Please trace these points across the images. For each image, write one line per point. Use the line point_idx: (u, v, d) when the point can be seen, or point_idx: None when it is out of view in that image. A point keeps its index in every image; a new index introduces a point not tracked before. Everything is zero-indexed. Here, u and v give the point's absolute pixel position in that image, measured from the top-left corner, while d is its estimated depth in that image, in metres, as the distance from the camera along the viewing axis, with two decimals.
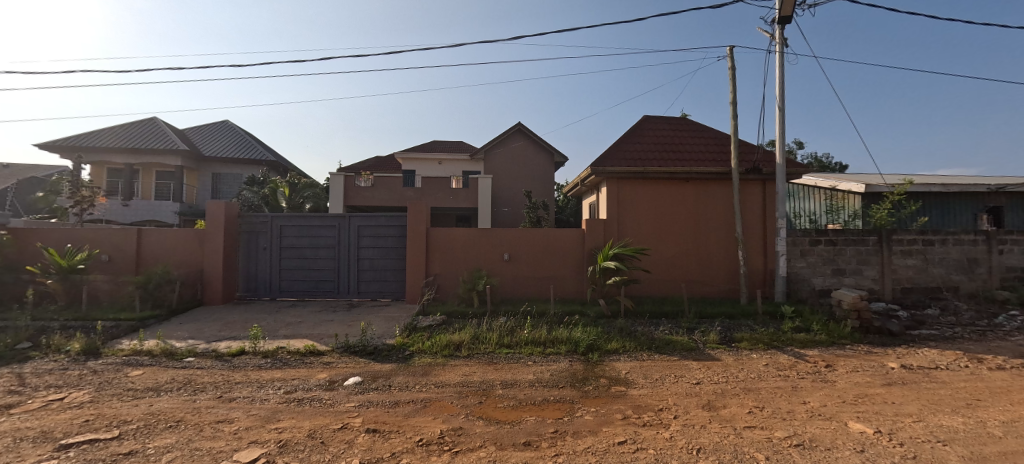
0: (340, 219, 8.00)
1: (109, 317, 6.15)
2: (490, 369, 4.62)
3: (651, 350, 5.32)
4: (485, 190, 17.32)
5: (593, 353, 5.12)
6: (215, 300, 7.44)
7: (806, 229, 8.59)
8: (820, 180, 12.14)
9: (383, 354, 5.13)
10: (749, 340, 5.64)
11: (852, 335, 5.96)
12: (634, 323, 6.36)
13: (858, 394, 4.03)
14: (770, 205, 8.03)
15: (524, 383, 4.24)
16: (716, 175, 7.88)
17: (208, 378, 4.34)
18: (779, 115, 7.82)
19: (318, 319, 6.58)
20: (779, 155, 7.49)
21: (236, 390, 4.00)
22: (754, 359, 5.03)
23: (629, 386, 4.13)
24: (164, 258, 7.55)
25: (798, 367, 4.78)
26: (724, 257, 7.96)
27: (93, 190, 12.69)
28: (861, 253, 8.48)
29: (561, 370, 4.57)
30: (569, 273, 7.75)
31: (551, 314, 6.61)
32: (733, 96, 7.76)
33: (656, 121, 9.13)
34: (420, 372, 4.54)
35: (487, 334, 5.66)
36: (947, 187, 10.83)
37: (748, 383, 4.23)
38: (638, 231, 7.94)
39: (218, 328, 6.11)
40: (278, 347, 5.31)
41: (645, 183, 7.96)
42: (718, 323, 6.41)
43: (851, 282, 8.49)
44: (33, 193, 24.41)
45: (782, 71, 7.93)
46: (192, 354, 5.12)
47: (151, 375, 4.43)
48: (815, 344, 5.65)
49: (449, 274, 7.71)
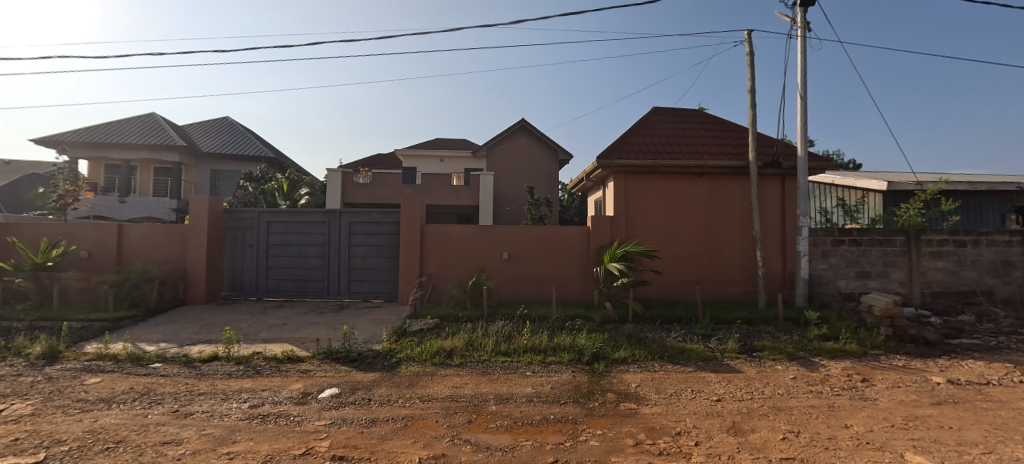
0: (332, 215, 7.57)
1: (79, 318, 5.76)
2: (484, 380, 4.14)
3: (663, 359, 4.81)
4: (487, 188, 16.85)
5: (599, 362, 4.62)
6: (198, 301, 7.01)
7: (827, 228, 8.02)
8: (838, 178, 11.52)
9: (368, 362, 4.67)
10: (772, 349, 5.11)
11: (885, 345, 5.39)
12: (644, 329, 5.85)
13: (907, 416, 3.51)
14: (791, 202, 7.46)
15: (521, 398, 3.75)
16: (732, 170, 7.33)
17: (169, 388, 3.91)
18: (801, 105, 7.26)
19: (303, 322, 6.15)
20: (801, 148, 6.94)
21: (196, 404, 3.55)
22: (781, 372, 4.49)
23: (640, 403, 3.63)
24: (145, 256, 7.16)
25: (831, 382, 4.24)
26: (741, 257, 7.41)
27: (77, 185, 12.49)
28: (887, 255, 7.88)
29: (563, 383, 4.06)
30: (572, 273, 7.26)
31: (552, 318, 6.12)
32: (752, 83, 7.20)
33: (666, 113, 8.59)
34: (405, 383, 4.08)
35: (483, 340, 5.18)
36: (975, 184, 10.13)
37: (777, 402, 3.71)
38: (648, 229, 7.42)
39: (194, 331, 5.70)
40: (253, 352, 4.87)
41: (655, 177, 7.44)
42: (736, 329, 5.88)
43: (877, 285, 7.89)
44: (35, 189, 24.46)
45: (804, 57, 7.38)
46: (161, 359, 4.70)
47: (109, 383, 4.00)
48: (846, 354, 5.08)
49: (445, 274, 7.25)
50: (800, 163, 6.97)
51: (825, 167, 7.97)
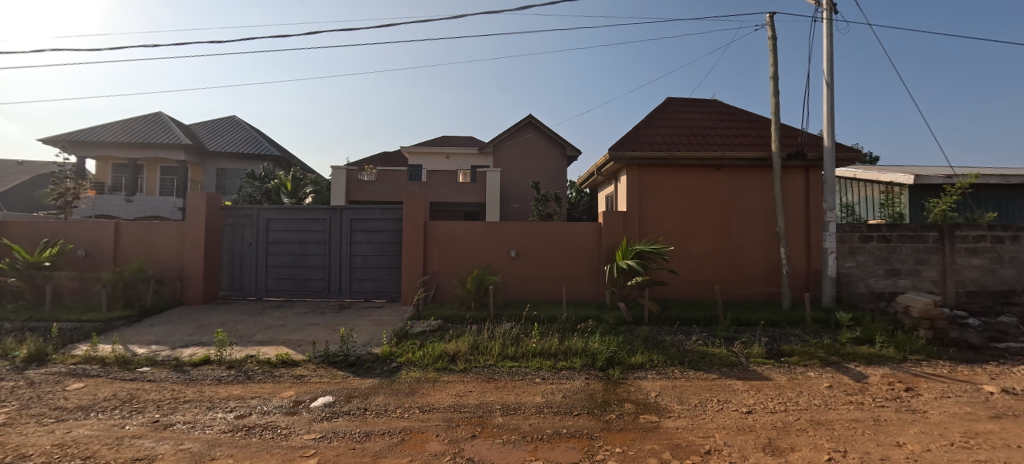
0: (332, 211, 7.33)
1: (71, 318, 5.57)
2: (490, 388, 3.82)
3: (683, 364, 4.44)
4: (494, 185, 16.52)
5: (614, 368, 4.26)
6: (195, 300, 6.82)
7: (854, 223, 7.55)
8: (860, 172, 10.98)
9: (366, 367, 4.38)
10: (802, 354, 4.71)
11: (927, 349, 4.94)
12: (660, 331, 5.49)
13: (966, 433, 3.10)
14: (816, 196, 7.01)
15: (531, 408, 3.42)
16: (752, 162, 6.90)
17: (154, 395, 3.66)
18: (827, 92, 6.80)
19: (302, 323, 5.90)
20: (828, 138, 6.49)
21: (179, 413, 3.30)
22: (814, 379, 4.10)
23: (662, 415, 3.27)
24: (142, 255, 6.98)
25: (872, 391, 3.84)
26: (762, 254, 6.98)
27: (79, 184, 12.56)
28: (919, 252, 7.39)
29: (577, 391, 3.72)
30: (583, 272, 6.91)
31: (562, 320, 5.78)
32: (774, 69, 6.76)
33: (680, 103, 8.17)
34: (405, 391, 3.78)
35: (489, 343, 4.86)
36: (1008, 179, 9.47)
37: (815, 414, 3.33)
38: (662, 225, 7.03)
39: (188, 332, 5.47)
40: (247, 356, 4.61)
41: (670, 170, 7.05)
42: (761, 332, 5.49)
43: (908, 285, 7.41)
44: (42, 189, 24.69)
45: (830, 41, 6.91)
46: (150, 363, 4.47)
47: (91, 390, 3.76)
48: (883, 359, 4.66)
49: (449, 273, 6.96)
50: (826, 155, 6.52)
51: (853, 158, 7.49)
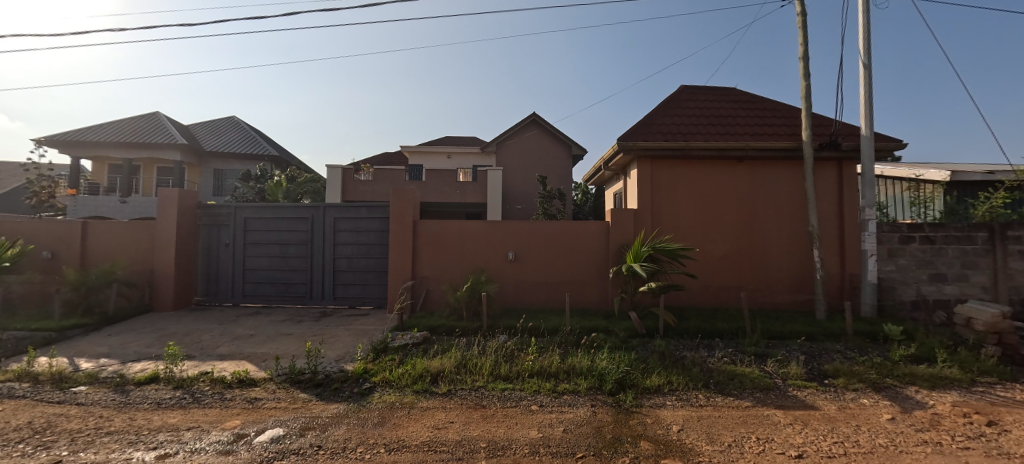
0: (315, 209, 6.74)
1: (20, 328, 5.02)
2: (477, 419, 3.15)
3: (708, 387, 3.74)
4: (495, 184, 15.94)
5: (625, 393, 3.59)
6: (165, 307, 6.27)
7: (892, 223, 6.76)
8: (889, 168, 10.10)
9: (334, 388, 3.75)
10: (849, 375, 3.99)
11: (1000, 369, 4.16)
12: (679, 346, 4.78)
13: None
14: (851, 192, 6.26)
15: (523, 447, 2.74)
16: (778, 153, 6.16)
17: (74, 424, 3.08)
18: (865, 73, 6.05)
19: (274, 333, 5.32)
20: (867, 126, 5.75)
21: (90, 451, 2.69)
22: (871, 408, 3.38)
23: (687, 460, 2.57)
24: (110, 257, 6.46)
25: (947, 427, 3.11)
26: (789, 258, 6.25)
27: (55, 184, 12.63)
28: (967, 254, 6.58)
29: (581, 425, 3.04)
30: (589, 276, 6.24)
31: (566, 332, 5.10)
32: (804, 49, 6.04)
33: (694, 91, 7.46)
34: (373, 421, 3.13)
35: (479, 360, 4.22)
36: None
37: (885, 460, 2.61)
38: (677, 223, 6.33)
39: (146, 344, 4.89)
40: (201, 373, 4.02)
41: (686, 163, 6.36)
42: (797, 347, 4.75)
43: (954, 291, 6.59)
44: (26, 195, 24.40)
45: (867, 17, 6.15)
46: (89, 381, 3.88)
47: (3, 416, 3.17)
48: (948, 383, 3.90)
49: (440, 277, 6.33)
50: (864, 145, 5.77)
51: (891, 149, 6.71)
